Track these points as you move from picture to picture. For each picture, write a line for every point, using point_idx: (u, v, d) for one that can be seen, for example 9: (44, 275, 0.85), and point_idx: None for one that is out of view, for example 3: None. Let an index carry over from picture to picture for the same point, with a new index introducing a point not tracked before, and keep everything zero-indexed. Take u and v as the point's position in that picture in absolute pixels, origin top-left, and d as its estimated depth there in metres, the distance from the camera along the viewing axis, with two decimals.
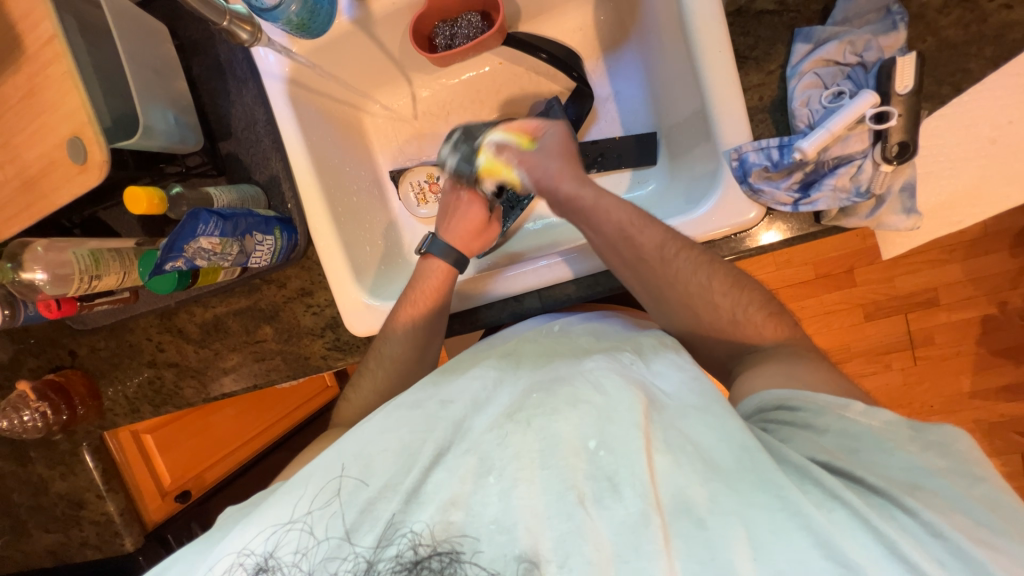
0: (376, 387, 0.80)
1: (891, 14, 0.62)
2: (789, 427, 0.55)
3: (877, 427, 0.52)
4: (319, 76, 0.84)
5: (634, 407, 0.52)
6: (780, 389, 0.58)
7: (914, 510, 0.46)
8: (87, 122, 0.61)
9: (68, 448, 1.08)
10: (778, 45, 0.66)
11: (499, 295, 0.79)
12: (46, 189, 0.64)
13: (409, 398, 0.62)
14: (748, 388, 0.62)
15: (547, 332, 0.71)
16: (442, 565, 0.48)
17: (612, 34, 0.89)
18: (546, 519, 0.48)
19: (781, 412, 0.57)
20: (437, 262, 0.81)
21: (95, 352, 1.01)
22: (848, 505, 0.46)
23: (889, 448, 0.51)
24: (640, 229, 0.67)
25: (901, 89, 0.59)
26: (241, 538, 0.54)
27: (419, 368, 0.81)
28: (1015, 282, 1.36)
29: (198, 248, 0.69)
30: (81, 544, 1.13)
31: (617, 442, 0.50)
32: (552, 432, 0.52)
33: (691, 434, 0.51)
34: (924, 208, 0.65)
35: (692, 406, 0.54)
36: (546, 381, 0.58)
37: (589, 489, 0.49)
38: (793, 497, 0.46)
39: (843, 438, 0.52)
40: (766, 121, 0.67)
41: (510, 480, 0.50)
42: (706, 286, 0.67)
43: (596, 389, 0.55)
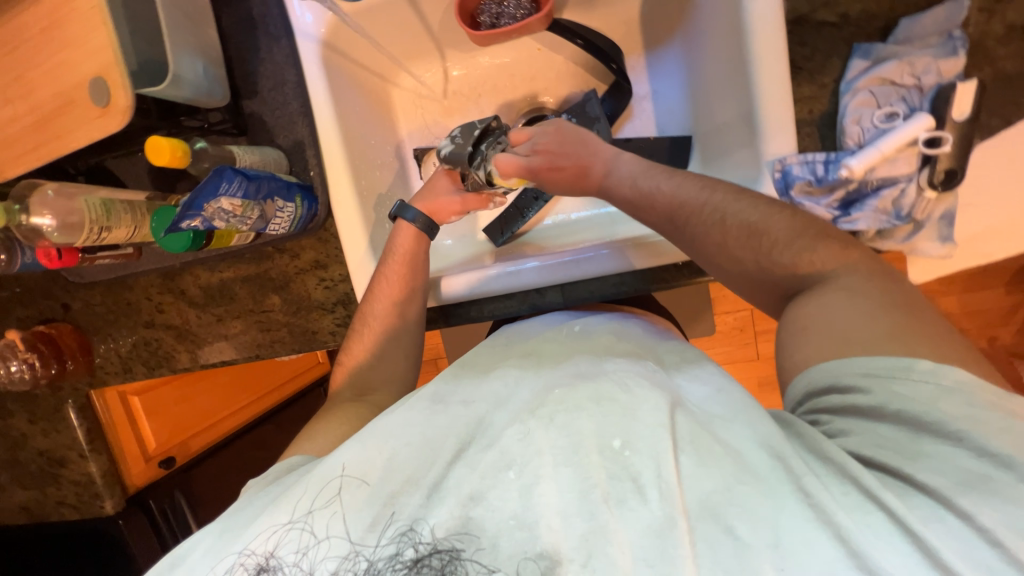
0: (372, 346, 0.78)
1: (952, 39, 0.60)
2: (852, 416, 0.51)
3: (943, 412, 0.47)
4: (354, 42, 0.80)
5: (657, 409, 0.50)
6: (826, 368, 0.53)
7: (970, 514, 0.42)
8: (115, 63, 0.57)
9: (53, 403, 1.05)
10: (834, 59, 0.64)
11: (512, 287, 0.78)
12: (62, 131, 0.61)
13: (430, 392, 0.61)
14: (796, 362, 0.57)
15: (567, 332, 0.71)
16: (443, 563, 0.47)
17: (657, 31, 0.87)
18: (570, 518, 0.46)
19: (830, 396, 0.53)
20: (407, 226, 0.78)
21: (90, 308, 0.97)
22: (884, 507, 0.44)
23: (940, 435, 0.46)
24: (654, 188, 0.68)
25: (958, 116, 0.59)
26: (249, 536, 0.52)
27: (414, 326, 0.79)
28: (1006, 318, 1.40)
29: (218, 209, 0.66)
30: (57, 503, 1.11)
31: (643, 445, 0.48)
32: (575, 427, 0.50)
33: (722, 437, 0.50)
34: (961, 237, 0.65)
35: (719, 415, 0.53)
36: (569, 377, 0.57)
37: (612, 489, 0.47)
38: (823, 503, 0.45)
39: (902, 426, 0.48)
40: (812, 135, 0.66)
41: (531, 476, 0.48)
42: (717, 235, 0.63)
43: (620, 387, 0.54)
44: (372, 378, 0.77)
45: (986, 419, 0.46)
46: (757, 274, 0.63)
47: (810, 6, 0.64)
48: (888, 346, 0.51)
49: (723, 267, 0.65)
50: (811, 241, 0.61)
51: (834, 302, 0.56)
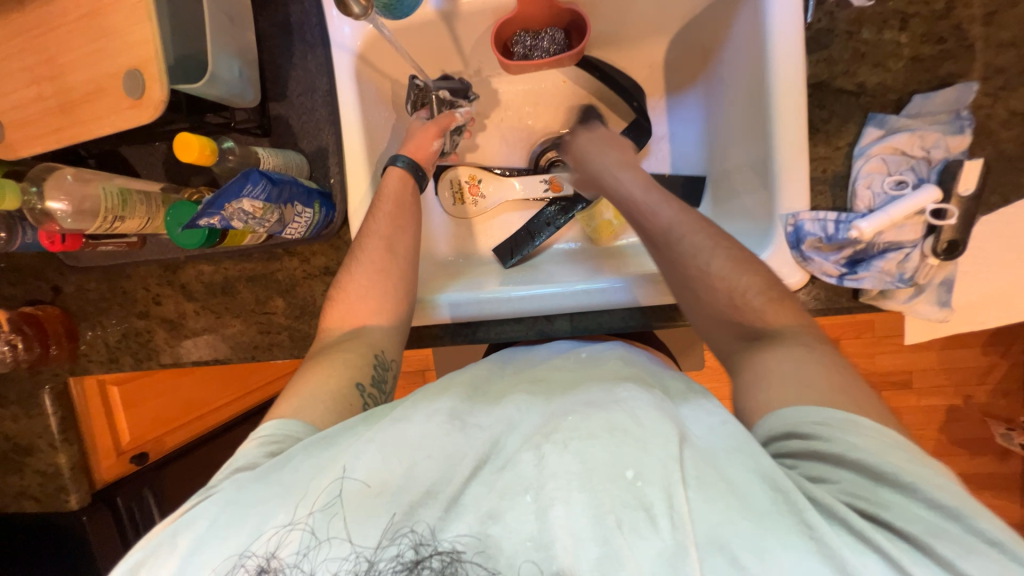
0: (357, 293, 0.75)
1: (959, 118, 0.64)
2: (810, 459, 0.51)
3: (894, 464, 0.48)
4: (387, 58, 0.82)
5: (669, 440, 0.49)
6: (791, 412, 0.54)
7: (947, 560, 0.43)
8: (154, 57, 0.57)
9: (29, 386, 1.00)
10: (850, 125, 0.68)
11: (524, 308, 0.78)
12: (88, 117, 0.61)
13: (449, 406, 0.59)
14: (761, 403, 0.57)
15: (576, 359, 0.72)
16: (443, 565, 0.47)
17: (680, 77, 0.90)
18: (582, 540, 0.45)
19: (793, 439, 0.53)
20: (398, 171, 0.78)
21: (82, 292, 0.94)
22: (878, 549, 0.43)
23: (895, 484, 0.47)
24: (660, 205, 0.71)
25: (963, 190, 0.62)
26: (248, 534, 0.50)
27: (405, 267, 0.76)
28: (982, 378, 1.45)
29: (238, 209, 0.65)
30: (18, 493, 1.05)
31: (655, 473, 0.47)
32: (589, 456, 0.50)
33: (727, 473, 0.48)
34: (956, 303, 0.68)
35: (725, 448, 0.51)
36: (580, 405, 0.56)
37: (624, 516, 0.46)
38: (825, 537, 0.44)
39: (856, 472, 0.49)
40: (825, 194, 0.69)
41: (546, 500, 0.48)
42: (707, 258, 0.67)
43: (631, 418, 0.52)
44: (365, 314, 0.74)
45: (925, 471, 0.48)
46: (731, 312, 0.65)
47: (831, 73, 0.67)
48: (838, 400, 0.54)
49: (700, 286, 0.66)
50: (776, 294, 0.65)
51: (793, 356, 0.59)
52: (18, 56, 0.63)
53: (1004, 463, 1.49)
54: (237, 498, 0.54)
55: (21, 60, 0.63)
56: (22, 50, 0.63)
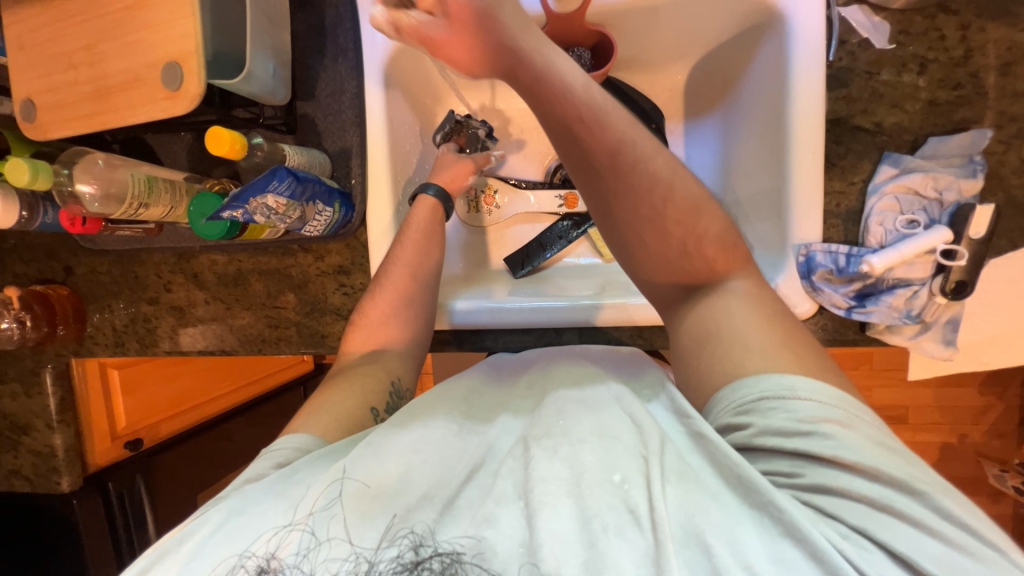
0: (381, 314, 0.77)
1: (972, 162, 0.66)
2: (756, 453, 0.50)
3: (835, 442, 0.48)
4: (416, 65, 0.84)
5: (638, 436, 0.52)
6: (738, 393, 0.54)
7: (887, 543, 0.43)
8: (193, 51, 0.59)
9: (31, 365, 1.00)
10: (865, 161, 0.69)
11: (535, 320, 0.78)
12: (124, 105, 0.62)
13: (450, 410, 0.62)
14: (713, 381, 0.58)
15: (569, 351, 0.75)
16: (443, 567, 0.47)
17: (699, 102, 0.93)
18: (569, 544, 0.46)
19: (738, 423, 0.52)
20: (427, 201, 0.81)
21: (94, 275, 0.95)
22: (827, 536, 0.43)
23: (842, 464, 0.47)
24: (607, 117, 0.58)
25: (974, 234, 0.64)
26: (251, 532, 0.51)
27: (427, 293, 0.78)
28: (977, 419, 1.46)
29: (262, 204, 0.66)
30: (10, 472, 1.04)
31: (636, 474, 0.49)
32: (578, 460, 0.51)
33: (694, 465, 0.50)
34: (962, 343, 0.69)
35: (695, 438, 0.52)
36: (571, 406, 0.58)
37: (611, 519, 0.47)
38: (792, 522, 0.44)
39: (797, 457, 0.49)
40: (837, 227, 0.70)
41: (535, 505, 0.48)
42: (655, 197, 0.60)
43: (620, 421, 0.54)
44: (382, 339, 0.76)
45: (864, 443, 0.48)
46: (671, 249, 0.62)
47: (849, 110, 0.69)
48: (779, 359, 0.54)
49: (649, 228, 0.62)
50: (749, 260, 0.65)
51: (735, 307, 0.60)
52: (59, 41, 0.64)
53: (996, 504, 1.49)
54: (242, 506, 0.53)
55: (62, 45, 0.64)
56: (62, 36, 0.64)
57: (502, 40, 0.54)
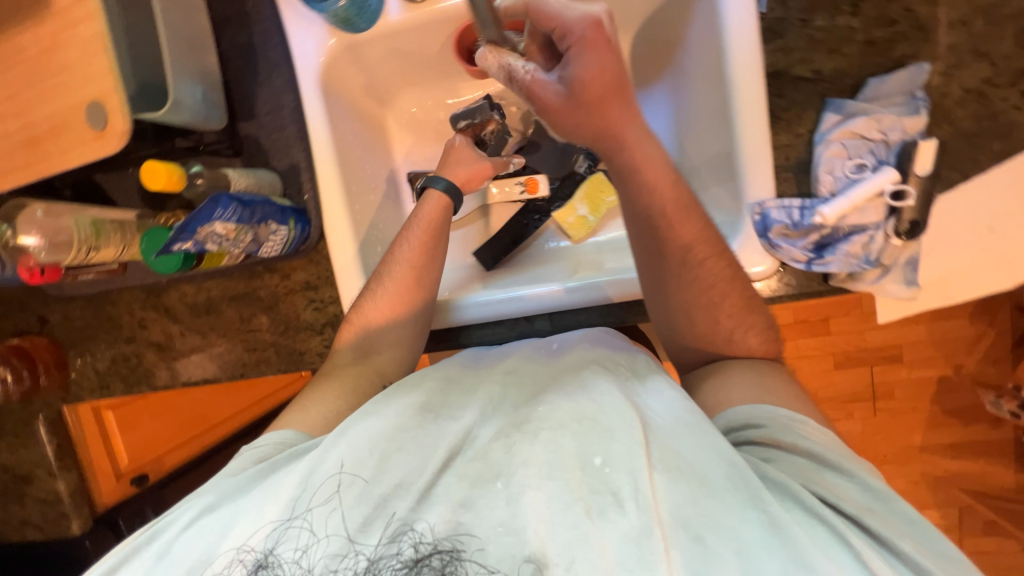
0: (377, 312, 0.75)
1: (915, 99, 0.65)
2: (764, 448, 0.54)
3: (836, 454, 0.53)
4: (352, 69, 0.82)
5: (632, 425, 0.51)
6: (748, 408, 0.58)
7: (876, 532, 0.46)
8: (112, 88, 0.58)
9: (22, 418, 1.01)
10: (809, 111, 0.69)
11: (512, 312, 0.78)
12: (55, 151, 0.61)
13: (419, 399, 0.61)
14: (723, 401, 0.61)
15: (545, 350, 0.71)
16: (443, 564, 0.48)
17: (647, 70, 0.91)
18: (557, 528, 0.47)
19: (748, 430, 0.56)
20: (437, 196, 0.80)
21: (68, 321, 0.95)
22: (827, 523, 0.46)
23: (838, 469, 0.51)
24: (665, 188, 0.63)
25: (921, 171, 0.64)
26: (246, 528, 0.52)
27: (428, 297, 0.77)
28: (972, 347, 1.39)
29: (211, 232, 0.66)
30: (21, 523, 1.06)
31: (621, 459, 0.49)
32: (557, 446, 0.51)
33: (684, 452, 0.50)
34: (924, 281, 0.69)
35: (683, 425, 0.53)
36: (549, 395, 0.57)
37: (592, 502, 0.48)
38: (775, 513, 0.46)
39: (805, 459, 0.53)
40: (789, 180, 0.70)
41: (518, 487, 0.50)
42: (709, 291, 0.65)
43: (595, 406, 0.54)
44: (373, 340, 0.76)
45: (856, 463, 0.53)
46: (708, 335, 0.67)
47: (787, 62, 0.68)
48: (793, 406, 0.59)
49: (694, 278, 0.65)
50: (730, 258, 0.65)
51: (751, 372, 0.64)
52: None
53: (999, 430, 1.42)
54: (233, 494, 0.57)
55: None
56: None
57: (608, 126, 0.60)
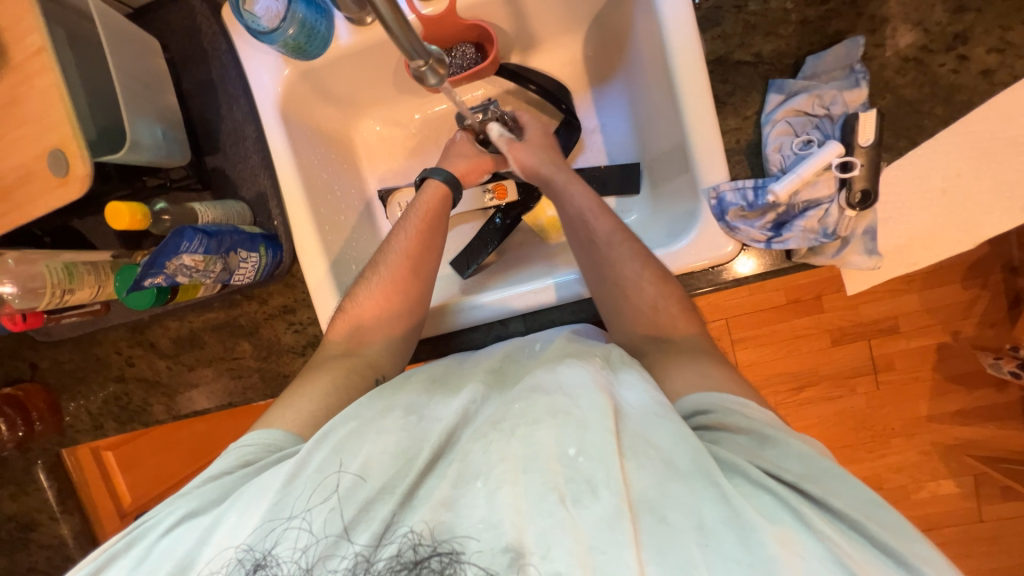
0: (370, 310, 0.75)
1: (854, 72, 0.67)
2: (713, 431, 0.54)
3: (776, 429, 0.53)
4: (310, 95, 0.85)
5: (605, 414, 0.51)
6: (694, 396, 0.58)
7: (819, 498, 0.47)
8: (72, 135, 0.60)
9: (22, 466, 1.02)
10: (754, 94, 0.70)
11: (501, 312, 0.78)
12: (22, 200, 0.63)
13: (405, 401, 0.62)
14: (670, 392, 0.61)
15: (527, 348, 0.72)
16: (442, 566, 0.47)
17: (600, 69, 0.93)
18: (534, 518, 0.47)
19: (697, 417, 0.56)
20: (436, 185, 0.83)
21: (58, 365, 0.97)
22: (773, 492, 0.47)
23: (774, 441, 0.52)
24: (579, 198, 0.77)
25: (863, 142, 0.64)
26: (234, 530, 0.53)
27: (425, 287, 0.79)
28: (967, 312, 1.37)
29: (180, 265, 0.68)
30: (28, 569, 1.07)
31: (594, 449, 0.50)
32: (534, 440, 0.51)
33: (653, 440, 0.51)
34: (885, 249, 0.70)
35: (654, 414, 0.53)
36: (524, 391, 0.57)
37: (568, 490, 0.48)
38: (728, 489, 0.46)
39: (749, 434, 0.53)
40: (742, 162, 0.71)
41: (495, 483, 0.50)
42: (635, 266, 0.69)
43: (570, 399, 0.54)
44: (367, 334, 0.75)
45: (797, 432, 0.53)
46: (643, 310, 0.69)
47: (726, 48, 0.70)
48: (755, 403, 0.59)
49: (612, 267, 0.70)
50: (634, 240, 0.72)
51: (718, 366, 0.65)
52: None
53: (1003, 393, 1.40)
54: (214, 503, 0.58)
55: None
56: None
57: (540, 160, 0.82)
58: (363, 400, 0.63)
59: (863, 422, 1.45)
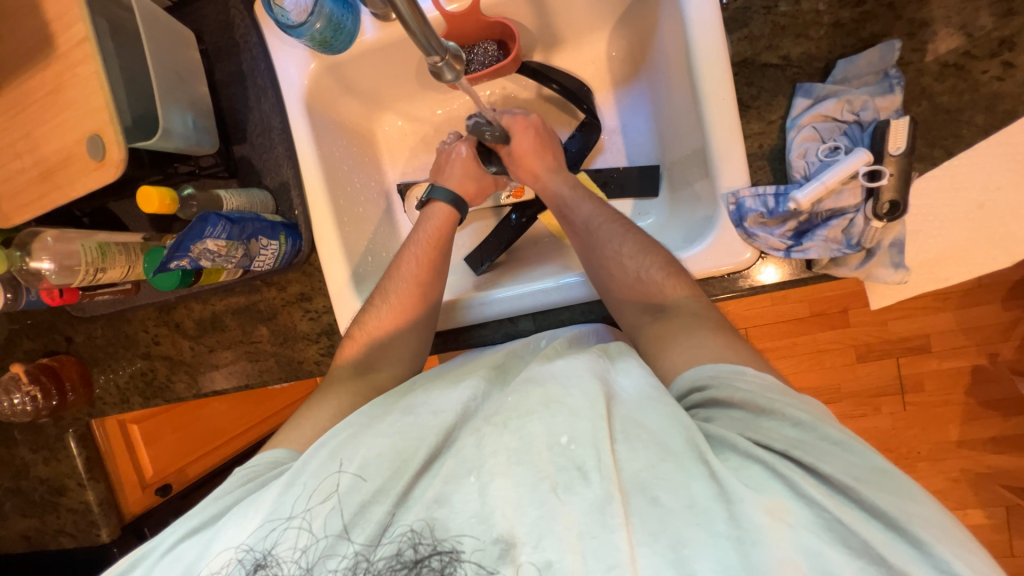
0: (379, 327, 0.77)
1: (888, 77, 0.64)
2: (709, 407, 0.54)
3: (773, 398, 0.51)
4: (336, 89, 0.87)
5: (595, 400, 0.51)
6: (691, 370, 0.57)
7: (816, 468, 0.46)
8: (109, 121, 0.63)
9: (55, 434, 1.08)
10: (780, 97, 0.68)
11: (512, 312, 0.78)
12: (63, 181, 0.66)
13: (403, 403, 0.62)
14: (670, 371, 0.60)
15: (534, 347, 0.72)
16: (443, 565, 0.47)
17: (624, 69, 0.92)
18: (527, 510, 0.47)
19: (692, 394, 0.56)
20: (442, 207, 0.84)
21: (91, 340, 1.02)
22: (762, 462, 0.47)
23: (771, 412, 0.50)
24: (564, 190, 0.81)
25: (894, 150, 0.62)
26: (236, 531, 0.54)
27: (430, 311, 0.79)
28: (1006, 334, 1.30)
29: (203, 249, 0.70)
30: (56, 532, 1.13)
31: (586, 436, 0.49)
32: (525, 432, 0.51)
33: (645, 423, 0.51)
34: (913, 263, 0.66)
35: (648, 401, 0.53)
36: (519, 382, 0.57)
37: (558, 477, 0.48)
38: (719, 468, 0.46)
39: (741, 408, 0.52)
40: (764, 168, 0.69)
41: (488, 477, 0.50)
42: (614, 244, 0.72)
43: (564, 388, 0.54)
44: (376, 351, 0.77)
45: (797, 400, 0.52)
46: (634, 284, 0.69)
47: (753, 49, 0.68)
48: None
49: (595, 253, 0.73)
50: (622, 229, 0.74)
51: None
52: None
53: None
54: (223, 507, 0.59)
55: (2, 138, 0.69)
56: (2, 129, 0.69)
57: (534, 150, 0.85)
58: (365, 410, 0.64)
59: (886, 444, 1.39)
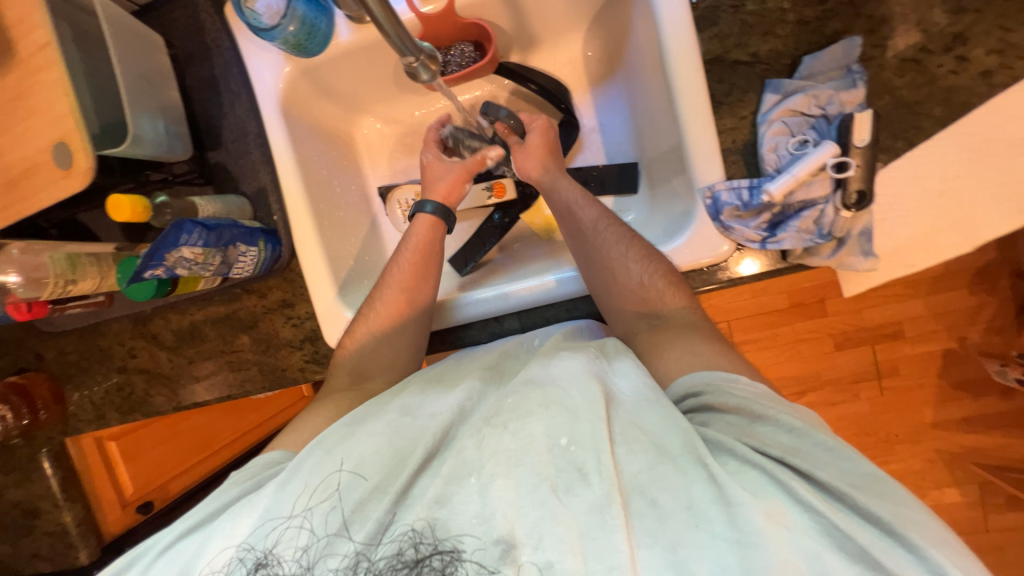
0: (370, 335, 0.76)
1: (851, 72, 0.67)
2: (705, 412, 0.55)
3: (765, 404, 0.53)
4: (312, 93, 0.86)
5: (595, 402, 0.52)
6: (687, 376, 0.59)
7: (811, 472, 0.47)
8: (75, 128, 0.61)
9: (27, 454, 1.04)
10: (750, 94, 0.70)
11: (497, 311, 0.78)
12: (27, 191, 0.64)
13: (398, 404, 0.62)
14: (664, 376, 0.62)
15: (527, 345, 0.72)
16: (443, 564, 0.47)
17: (600, 69, 0.93)
18: (527, 511, 0.47)
19: (688, 400, 0.58)
20: (425, 220, 0.83)
21: (62, 356, 0.99)
22: (759, 467, 0.48)
23: (764, 419, 0.53)
24: (569, 190, 0.80)
25: (859, 141, 0.64)
26: (231, 533, 0.53)
27: (422, 317, 0.78)
28: (974, 318, 1.35)
29: (179, 257, 0.69)
30: (31, 556, 1.08)
31: (585, 437, 0.50)
32: (525, 432, 0.52)
33: (643, 424, 0.52)
34: (882, 251, 0.69)
35: (645, 403, 0.54)
36: (517, 385, 0.57)
37: (558, 479, 0.49)
38: (717, 468, 0.47)
39: (737, 413, 0.54)
40: (738, 162, 0.71)
41: (488, 477, 0.50)
42: (620, 248, 0.72)
43: (563, 391, 0.55)
44: (365, 358, 0.76)
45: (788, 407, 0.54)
46: (636, 290, 0.70)
47: (723, 47, 0.70)
48: None
49: (600, 255, 0.73)
50: (628, 235, 0.73)
51: None
52: None
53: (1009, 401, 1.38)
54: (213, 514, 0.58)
55: None
56: None
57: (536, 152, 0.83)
58: (363, 409, 0.64)
59: (865, 428, 1.43)
